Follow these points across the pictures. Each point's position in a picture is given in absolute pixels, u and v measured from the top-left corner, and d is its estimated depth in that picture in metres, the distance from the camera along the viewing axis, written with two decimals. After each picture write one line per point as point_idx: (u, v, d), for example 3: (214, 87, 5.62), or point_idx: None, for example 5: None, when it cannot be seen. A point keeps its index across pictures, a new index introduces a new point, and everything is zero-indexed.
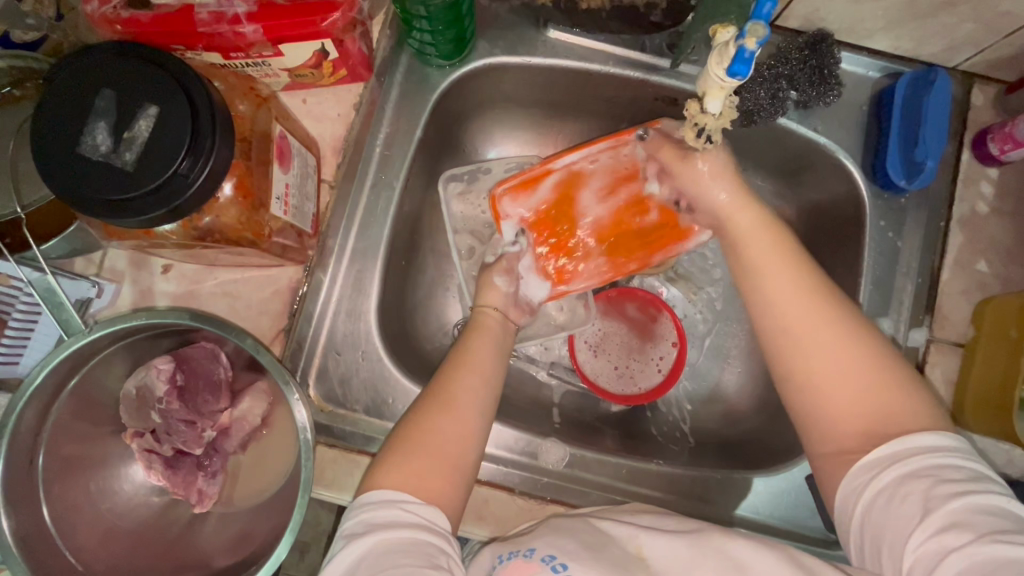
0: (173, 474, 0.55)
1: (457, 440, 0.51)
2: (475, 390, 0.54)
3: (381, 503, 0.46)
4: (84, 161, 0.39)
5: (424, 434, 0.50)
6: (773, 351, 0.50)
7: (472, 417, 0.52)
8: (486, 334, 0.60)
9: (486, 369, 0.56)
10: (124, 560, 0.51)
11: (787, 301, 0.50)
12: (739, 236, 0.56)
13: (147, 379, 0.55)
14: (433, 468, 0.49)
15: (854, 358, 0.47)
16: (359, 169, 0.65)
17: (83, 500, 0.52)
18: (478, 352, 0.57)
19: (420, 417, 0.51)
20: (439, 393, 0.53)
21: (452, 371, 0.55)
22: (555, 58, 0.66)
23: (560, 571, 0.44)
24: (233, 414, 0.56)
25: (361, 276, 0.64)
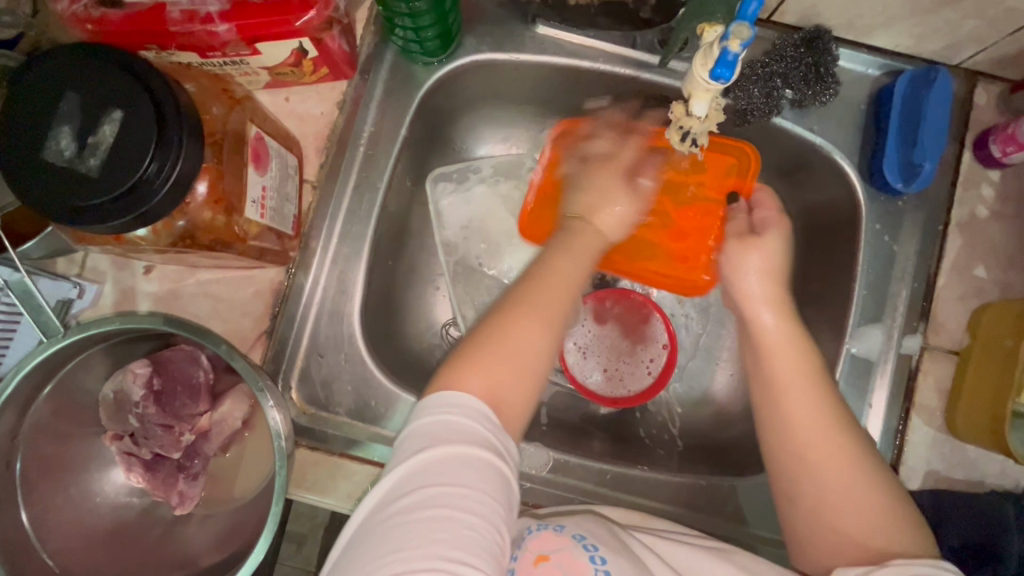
0: (152, 476, 0.55)
1: (536, 351, 0.47)
2: (562, 297, 0.50)
3: (459, 407, 0.43)
4: (48, 167, 0.38)
5: (504, 336, 0.47)
6: (782, 464, 0.51)
7: (544, 336, 0.48)
8: (581, 246, 0.54)
9: (570, 279, 0.51)
10: (103, 564, 0.51)
11: (805, 422, 0.50)
12: (768, 347, 0.55)
13: (124, 384, 0.54)
14: (501, 368, 0.46)
15: (861, 483, 0.48)
16: (343, 169, 0.64)
17: (63, 503, 0.52)
18: (564, 262, 0.52)
19: (499, 322, 0.48)
20: (524, 298, 0.49)
21: (538, 275, 0.50)
22: (544, 55, 0.65)
23: (593, 551, 0.46)
24: (213, 417, 0.56)
25: (344, 277, 0.63)
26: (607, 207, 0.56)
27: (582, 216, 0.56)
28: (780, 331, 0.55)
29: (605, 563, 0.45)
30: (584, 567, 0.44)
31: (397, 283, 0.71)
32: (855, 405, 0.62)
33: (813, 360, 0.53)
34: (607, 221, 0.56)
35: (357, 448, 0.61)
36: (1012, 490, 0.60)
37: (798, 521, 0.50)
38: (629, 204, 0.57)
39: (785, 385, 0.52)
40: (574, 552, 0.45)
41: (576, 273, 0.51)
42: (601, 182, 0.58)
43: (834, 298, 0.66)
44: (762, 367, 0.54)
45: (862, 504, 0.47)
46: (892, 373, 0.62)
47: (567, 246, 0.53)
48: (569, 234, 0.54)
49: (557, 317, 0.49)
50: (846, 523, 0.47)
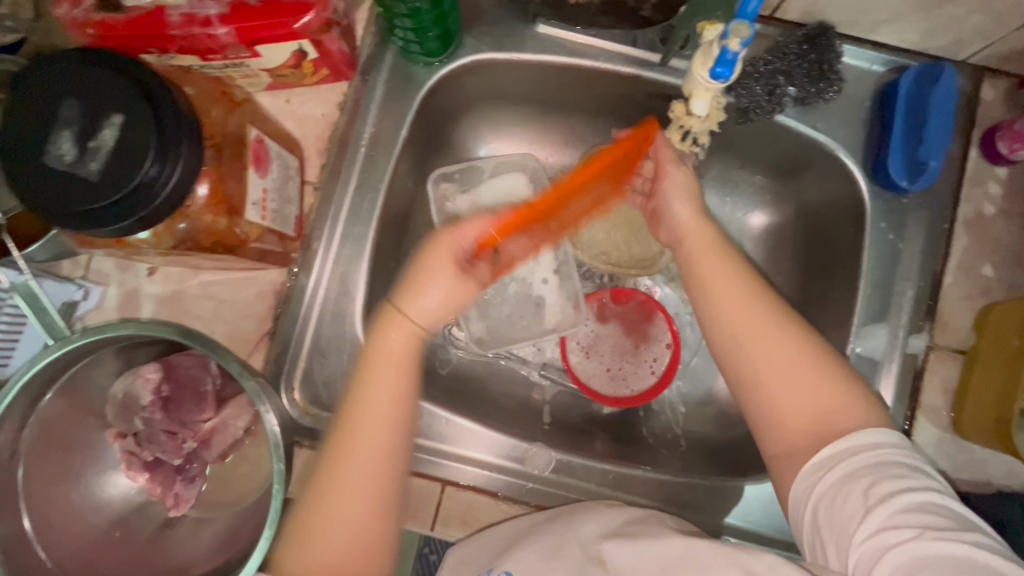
0: (152, 477, 0.56)
1: (370, 508, 0.47)
2: (376, 446, 0.47)
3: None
4: (49, 172, 0.38)
5: (320, 515, 0.46)
6: (721, 349, 0.51)
7: (376, 489, 0.47)
8: (390, 361, 0.50)
9: (392, 411, 0.48)
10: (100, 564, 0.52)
11: (730, 297, 0.51)
12: (692, 246, 0.56)
13: (132, 387, 0.55)
14: (347, 551, 0.46)
15: (797, 346, 0.47)
16: (344, 170, 0.64)
17: (69, 502, 0.52)
18: (374, 398, 0.48)
19: (324, 482, 0.46)
20: (333, 459, 0.47)
21: (354, 414, 0.48)
22: (543, 54, 0.64)
23: None
24: (216, 424, 0.56)
25: (346, 278, 0.63)
26: (424, 299, 0.52)
27: (400, 308, 0.51)
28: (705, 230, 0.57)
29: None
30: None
31: None
32: None
33: (728, 254, 0.54)
34: (424, 313, 0.52)
35: None
36: (1020, 491, 0.59)
37: (751, 405, 0.48)
38: (452, 280, 0.53)
39: (705, 271, 0.54)
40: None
41: (397, 380, 0.49)
42: (419, 267, 0.53)
43: (838, 297, 0.66)
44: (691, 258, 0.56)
45: (803, 367, 0.46)
46: (897, 372, 0.62)
47: (374, 372, 0.49)
48: (375, 343, 0.51)
49: (385, 475, 0.47)
50: (787, 389, 0.46)
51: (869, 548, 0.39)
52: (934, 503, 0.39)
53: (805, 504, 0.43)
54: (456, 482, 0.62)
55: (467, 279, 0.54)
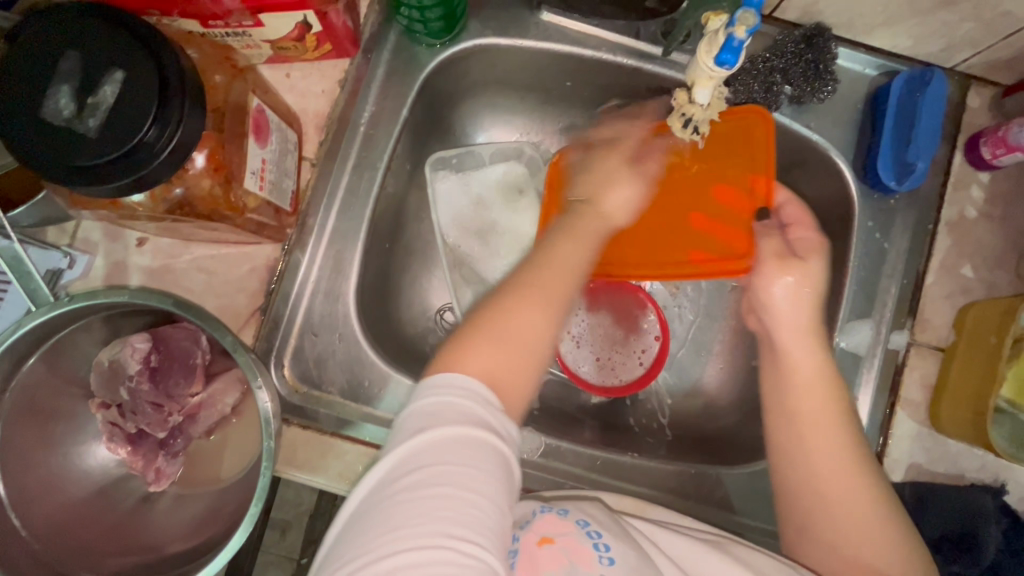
0: (135, 450, 0.54)
1: (539, 333, 0.47)
2: (565, 277, 0.50)
3: (465, 381, 0.43)
4: (46, 126, 0.37)
5: (507, 313, 0.47)
6: (797, 488, 0.52)
7: (554, 312, 0.48)
8: (592, 222, 0.54)
9: (579, 260, 0.52)
10: (72, 537, 0.50)
11: (820, 444, 0.51)
12: (790, 371, 0.54)
13: (121, 355, 0.54)
14: (509, 359, 0.45)
15: (880, 521, 0.49)
16: (343, 148, 0.63)
17: (46, 474, 0.51)
18: (571, 247, 0.52)
19: (517, 291, 0.48)
20: (526, 280, 0.49)
21: (557, 249, 0.51)
22: (548, 42, 0.65)
23: (595, 537, 0.46)
24: (204, 399, 0.56)
25: (341, 256, 0.63)
26: (609, 192, 0.56)
27: (588, 201, 0.56)
28: (806, 355, 0.54)
29: (608, 551, 0.44)
30: (589, 552, 0.44)
31: (393, 269, 0.71)
32: None
33: (836, 394, 0.53)
34: (613, 205, 0.56)
35: (347, 428, 0.60)
36: (992, 484, 0.61)
37: (813, 549, 0.51)
38: (634, 183, 0.57)
39: (797, 417, 0.53)
40: (578, 538, 0.45)
41: (584, 243, 0.53)
42: (605, 170, 0.58)
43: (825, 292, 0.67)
44: (784, 400, 0.54)
45: (886, 544, 0.48)
46: (878, 368, 0.64)
47: (569, 231, 0.53)
48: (573, 220, 0.54)
49: (565, 303, 0.49)
50: (861, 547, 0.49)
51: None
52: None
53: None
54: None
55: (636, 176, 0.58)
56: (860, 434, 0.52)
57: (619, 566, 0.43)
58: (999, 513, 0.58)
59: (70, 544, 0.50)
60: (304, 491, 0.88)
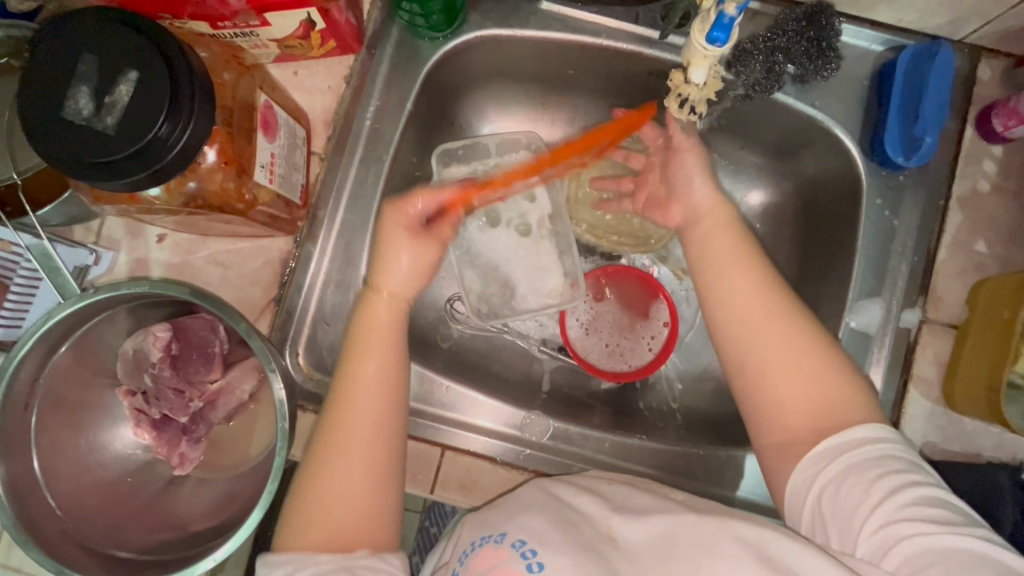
0: (159, 435, 0.57)
1: (356, 480, 0.48)
2: (360, 433, 0.49)
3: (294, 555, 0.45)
4: (67, 125, 0.40)
5: (321, 478, 0.48)
6: (729, 335, 0.51)
7: (371, 460, 0.49)
8: (378, 334, 0.53)
9: (383, 381, 0.51)
10: (106, 514, 0.53)
11: (738, 286, 0.52)
12: (703, 235, 0.57)
13: (144, 344, 0.57)
14: (342, 520, 0.47)
15: (801, 334, 0.49)
16: (350, 142, 0.65)
17: (78, 458, 0.54)
18: (366, 370, 0.51)
19: (320, 451, 0.49)
20: (324, 440, 0.49)
21: (339, 403, 0.50)
22: (547, 31, 0.66)
23: (529, 558, 0.45)
24: (222, 385, 0.58)
25: (350, 248, 0.65)
26: (392, 266, 0.55)
27: (370, 283, 0.55)
28: (717, 216, 0.57)
29: (540, 570, 0.44)
30: None
31: None
32: None
33: (742, 242, 0.55)
34: (397, 282, 0.55)
35: None
36: (1009, 462, 0.60)
37: (747, 399, 0.50)
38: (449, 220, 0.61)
39: (724, 271, 0.54)
40: (511, 564, 0.44)
41: (374, 391, 0.50)
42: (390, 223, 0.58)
43: (834, 273, 0.67)
44: (704, 253, 0.56)
45: (811, 366, 0.48)
46: (890, 347, 0.63)
47: (359, 354, 0.52)
48: (357, 319, 0.54)
49: (378, 459, 0.49)
50: (795, 390, 0.47)
51: (880, 538, 0.41)
52: (939, 498, 0.41)
53: (808, 489, 0.45)
54: (458, 447, 0.63)
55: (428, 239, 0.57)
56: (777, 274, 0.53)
57: None
58: (1017, 490, 0.57)
59: (104, 521, 0.53)
60: None
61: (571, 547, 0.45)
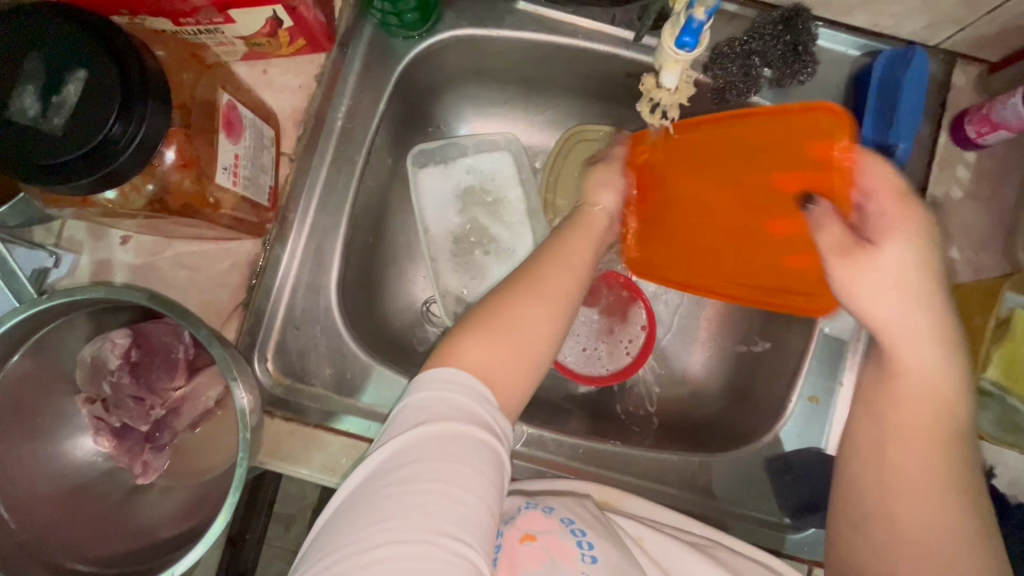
0: (121, 443, 0.56)
1: (538, 336, 0.50)
2: (563, 294, 0.52)
3: (461, 374, 0.46)
4: (12, 126, 0.38)
5: (510, 315, 0.50)
6: (864, 487, 0.46)
7: (555, 325, 0.51)
8: (589, 229, 0.58)
9: (581, 268, 0.55)
10: (64, 524, 0.52)
11: (912, 450, 0.44)
12: (891, 377, 0.46)
13: (102, 351, 0.55)
14: (509, 359, 0.48)
15: (962, 535, 0.42)
16: (321, 142, 0.64)
17: (34, 469, 0.52)
18: (579, 251, 0.56)
19: (524, 288, 0.51)
20: (528, 281, 0.52)
21: (545, 264, 0.54)
22: (524, 31, 0.65)
23: (580, 534, 0.49)
24: (187, 392, 0.57)
25: (321, 251, 0.63)
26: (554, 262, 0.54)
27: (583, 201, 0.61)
28: (923, 375, 0.45)
29: (591, 548, 0.48)
30: (571, 549, 0.48)
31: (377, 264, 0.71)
32: (826, 385, 0.64)
33: (944, 406, 0.44)
34: (603, 202, 0.60)
35: (333, 419, 0.61)
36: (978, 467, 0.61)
37: (850, 550, 0.47)
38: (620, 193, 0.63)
39: (897, 425, 0.45)
40: (562, 536, 0.49)
41: (579, 270, 0.54)
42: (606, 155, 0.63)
43: None
44: (876, 393, 0.47)
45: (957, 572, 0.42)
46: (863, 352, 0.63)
47: (565, 239, 0.57)
48: (571, 221, 0.59)
49: (560, 327, 0.51)
50: None
51: None
52: None
53: None
54: None
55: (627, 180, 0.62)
56: (972, 461, 0.44)
57: (601, 563, 0.47)
58: None
59: (61, 534, 0.51)
60: (303, 484, 0.89)
61: (611, 538, 0.50)
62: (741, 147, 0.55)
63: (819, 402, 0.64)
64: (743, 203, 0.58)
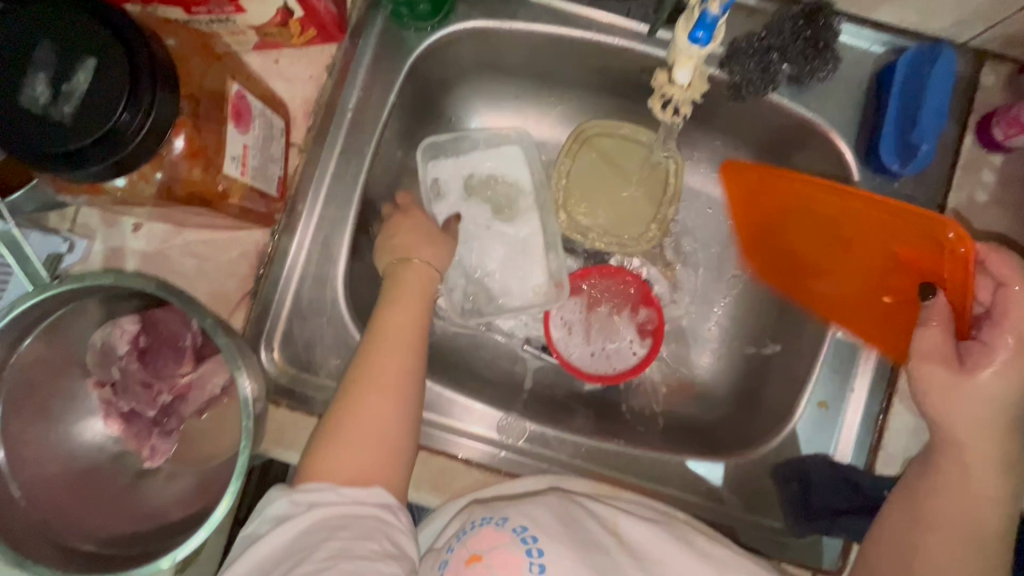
0: (129, 427, 0.57)
1: (382, 424, 0.53)
2: (395, 370, 0.55)
3: (313, 485, 0.50)
4: (23, 114, 0.39)
5: (347, 419, 0.53)
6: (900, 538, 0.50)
7: (398, 411, 0.54)
8: (418, 284, 0.61)
9: (419, 331, 0.58)
10: (72, 502, 0.53)
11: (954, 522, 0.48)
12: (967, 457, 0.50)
13: (111, 336, 0.56)
14: (366, 456, 0.51)
15: None
16: (331, 134, 0.64)
17: (43, 450, 0.53)
18: (398, 311, 0.58)
19: (352, 393, 0.54)
20: (363, 376, 0.54)
21: (377, 347, 0.56)
22: (537, 24, 0.64)
23: (529, 544, 0.48)
24: (194, 378, 0.57)
25: (328, 243, 0.64)
26: (415, 298, 0.60)
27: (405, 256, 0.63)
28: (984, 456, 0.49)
29: (540, 556, 0.47)
30: (519, 561, 0.47)
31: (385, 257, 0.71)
32: (837, 391, 0.63)
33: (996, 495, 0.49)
34: (423, 255, 0.63)
35: None
36: None
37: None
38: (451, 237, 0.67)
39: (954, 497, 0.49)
40: (511, 549, 0.47)
41: (415, 339, 0.57)
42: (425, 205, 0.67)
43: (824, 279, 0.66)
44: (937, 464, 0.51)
45: None
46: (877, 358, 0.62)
47: (395, 297, 0.60)
48: (392, 280, 0.62)
49: (405, 399, 0.54)
50: None
51: None
52: None
53: None
54: (429, 446, 0.61)
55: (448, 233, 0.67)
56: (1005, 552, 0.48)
57: (548, 573, 0.46)
58: None
59: (70, 513, 0.52)
60: None
61: (572, 544, 0.48)
62: (874, 223, 0.57)
63: (829, 408, 0.63)
64: (848, 246, 0.62)
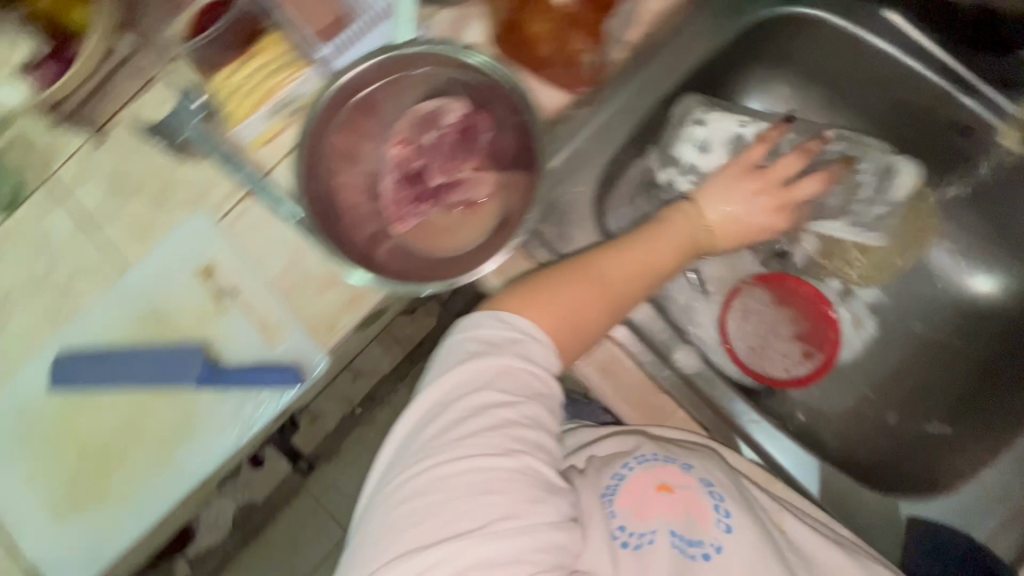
0: (403, 182, 0.65)
1: (587, 309, 0.59)
2: (620, 278, 0.61)
3: (516, 320, 0.57)
4: None
5: (566, 286, 0.60)
6: None
7: (603, 307, 0.60)
8: (683, 227, 0.65)
9: (656, 266, 0.63)
10: (344, 205, 0.64)
11: None
12: None
13: (444, 107, 0.65)
14: (561, 322, 0.58)
15: None
16: (655, 47, 0.69)
17: (350, 155, 0.65)
18: (654, 248, 0.64)
19: (580, 269, 0.61)
20: (591, 263, 0.62)
21: (619, 254, 0.62)
22: (880, 38, 0.74)
23: (720, 499, 0.54)
24: (467, 179, 0.65)
25: (608, 134, 0.69)
26: (670, 237, 0.65)
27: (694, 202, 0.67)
28: None
29: (728, 516, 0.53)
30: (709, 512, 0.53)
31: (632, 172, 0.76)
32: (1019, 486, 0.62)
33: None
34: (709, 211, 0.67)
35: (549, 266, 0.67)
36: None
37: None
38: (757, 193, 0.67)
39: None
40: (702, 496, 0.53)
41: (648, 269, 0.63)
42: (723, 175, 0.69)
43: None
44: None
45: None
46: None
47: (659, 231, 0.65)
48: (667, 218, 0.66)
49: (611, 303, 0.61)
50: None
51: None
52: None
53: None
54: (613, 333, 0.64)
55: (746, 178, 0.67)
56: None
57: (735, 533, 0.52)
58: None
59: (335, 206, 0.64)
60: None
61: (751, 513, 0.54)
62: None
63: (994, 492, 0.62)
64: None
